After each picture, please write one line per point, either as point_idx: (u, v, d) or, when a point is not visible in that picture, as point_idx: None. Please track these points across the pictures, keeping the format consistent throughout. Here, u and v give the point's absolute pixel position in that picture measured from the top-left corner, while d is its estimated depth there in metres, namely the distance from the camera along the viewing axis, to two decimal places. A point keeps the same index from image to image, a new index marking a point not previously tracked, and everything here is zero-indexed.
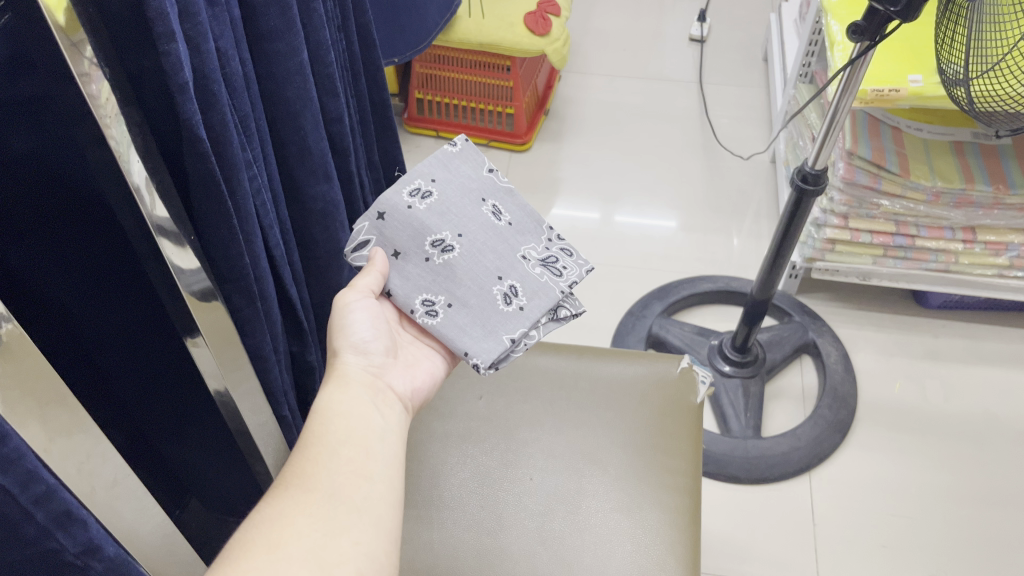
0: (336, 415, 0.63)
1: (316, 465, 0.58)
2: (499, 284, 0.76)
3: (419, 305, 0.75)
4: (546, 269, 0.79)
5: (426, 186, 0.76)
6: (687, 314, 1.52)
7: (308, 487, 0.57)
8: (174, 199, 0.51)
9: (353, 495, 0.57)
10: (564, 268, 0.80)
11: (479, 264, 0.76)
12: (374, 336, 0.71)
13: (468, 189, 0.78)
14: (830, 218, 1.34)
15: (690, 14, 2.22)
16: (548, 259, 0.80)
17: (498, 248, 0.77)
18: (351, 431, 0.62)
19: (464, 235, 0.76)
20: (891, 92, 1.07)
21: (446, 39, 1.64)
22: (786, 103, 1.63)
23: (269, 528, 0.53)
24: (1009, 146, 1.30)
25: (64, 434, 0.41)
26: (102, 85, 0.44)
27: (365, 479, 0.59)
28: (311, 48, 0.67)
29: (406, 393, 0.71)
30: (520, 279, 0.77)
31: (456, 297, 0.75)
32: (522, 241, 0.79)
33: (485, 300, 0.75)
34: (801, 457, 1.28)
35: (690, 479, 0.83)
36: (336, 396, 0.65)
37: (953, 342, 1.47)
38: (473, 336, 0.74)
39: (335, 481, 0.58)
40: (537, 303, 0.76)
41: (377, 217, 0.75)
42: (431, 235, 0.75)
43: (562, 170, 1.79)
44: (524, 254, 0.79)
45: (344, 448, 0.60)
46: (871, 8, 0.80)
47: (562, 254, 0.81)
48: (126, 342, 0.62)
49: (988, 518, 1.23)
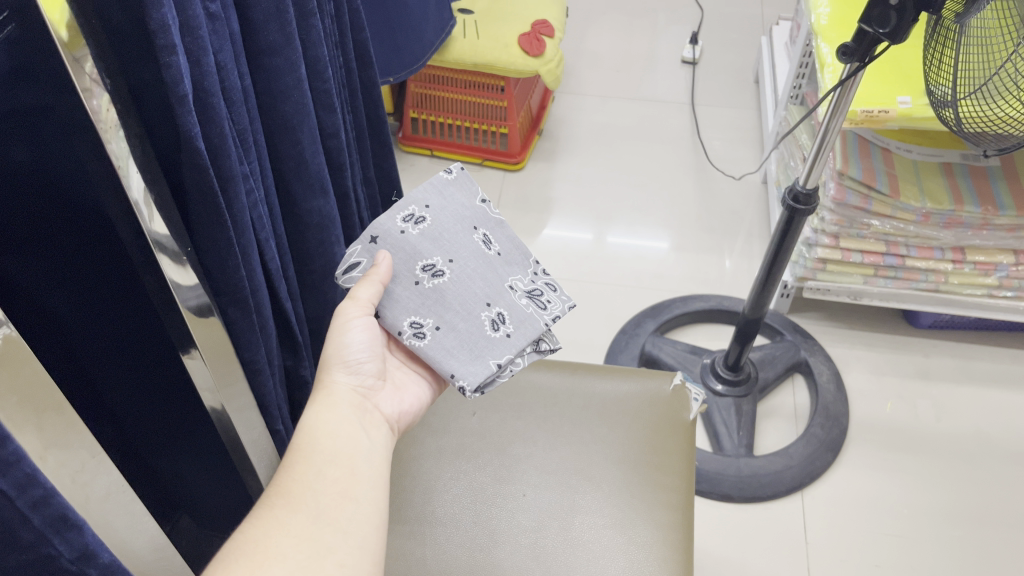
0: (322, 434, 0.63)
1: (302, 485, 0.58)
2: (488, 310, 0.76)
3: (408, 326, 0.74)
4: (532, 301, 0.79)
5: (420, 212, 0.77)
6: (680, 333, 1.53)
7: (292, 508, 0.56)
8: (173, 212, 0.51)
9: (337, 516, 0.57)
10: (549, 302, 0.79)
11: (469, 291, 0.76)
12: (368, 356, 0.71)
13: (461, 216, 0.78)
14: (821, 238, 1.35)
15: (681, 36, 2.25)
16: (533, 291, 0.80)
17: (487, 276, 0.77)
18: (338, 452, 0.62)
19: (455, 261, 0.76)
20: (881, 113, 1.08)
21: (441, 59, 1.65)
22: (777, 125, 1.65)
23: (253, 547, 0.53)
24: (997, 168, 1.32)
25: (59, 444, 0.41)
26: (102, 100, 0.44)
27: (351, 500, 0.59)
28: (309, 63, 0.67)
29: (392, 415, 0.72)
30: (508, 308, 0.77)
31: (445, 320, 0.75)
32: (510, 271, 0.79)
33: (474, 325, 0.75)
34: (794, 476, 1.28)
35: (683, 496, 0.83)
36: (323, 416, 0.65)
37: (944, 361, 1.47)
38: (460, 359, 0.74)
39: (320, 501, 0.58)
40: (523, 331, 0.76)
41: (369, 241, 0.75)
42: (423, 259, 0.75)
43: (555, 190, 1.80)
44: (511, 285, 0.79)
45: (328, 468, 0.60)
46: (860, 29, 0.81)
47: (547, 288, 0.81)
48: (120, 355, 0.62)
49: (980, 537, 1.23)
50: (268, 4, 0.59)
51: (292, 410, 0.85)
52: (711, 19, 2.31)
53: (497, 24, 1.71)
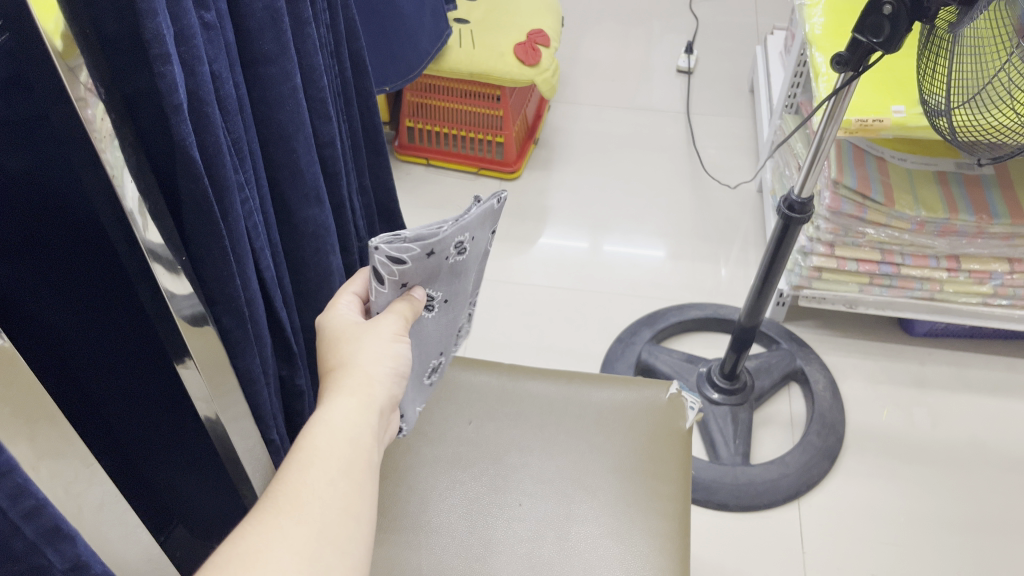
0: (345, 441, 0.58)
1: (313, 495, 0.53)
2: (437, 358, 0.78)
3: None
4: (462, 342, 0.82)
5: (468, 243, 0.68)
6: (676, 341, 1.53)
7: (298, 517, 0.51)
8: (167, 221, 0.51)
9: (338, 536, 0.52)
10: (469, 337, 0.84)
11: (439, 333, 0.75)
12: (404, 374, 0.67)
13: (483, 252, 0.73)
14: (817, 246, 1.36)
15: (677, 45, 2.26)
16: (466, 330, 0.83)
17: (456, 321, 0.77)
18: (358, 464, 0.57)
19: (449, 302, 0.73)
20: (875, 122, 1.08)
21: (437, 68, 1.66)
22: (772, 134, 1.65)
23: (245, 551, 0.48)
24: (992, 177, 1.32)
25: (52, 454, 0.41)
26: (97, 109, 0.44)
27: (354, 519, 0.54)
28: (305, 73, 0.67)
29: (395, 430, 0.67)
30: (449, 355, 0.80)
31: (419, 351, 0.74)
32: (469, 309, 0.79)
33: (424, 368, 0.76)
34: (791, 484, 1.28)
35: (680, 505, 0.83)
36: (351, 420, 0.59)
37: (940, 369, 1.48)
38: (410, 395, 0.75)
39: (326, 515, 0.53)
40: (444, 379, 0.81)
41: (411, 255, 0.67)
42: (434, 292, 0.71)
43: (551, 199, 1.80)
44: (463, 325, 0.80)
45: (342, 480, 0.55)
46: (853, 39, 0.82)
47: (476, 324, 0.84)
48: (114, 365, 0.62)
49: (976, 546, 1.23)
50: (264, 13, 0.59)
51: (288, 419, 0.84)
52: (706, 29, 2.32)
53: (493, 33, 1.71)
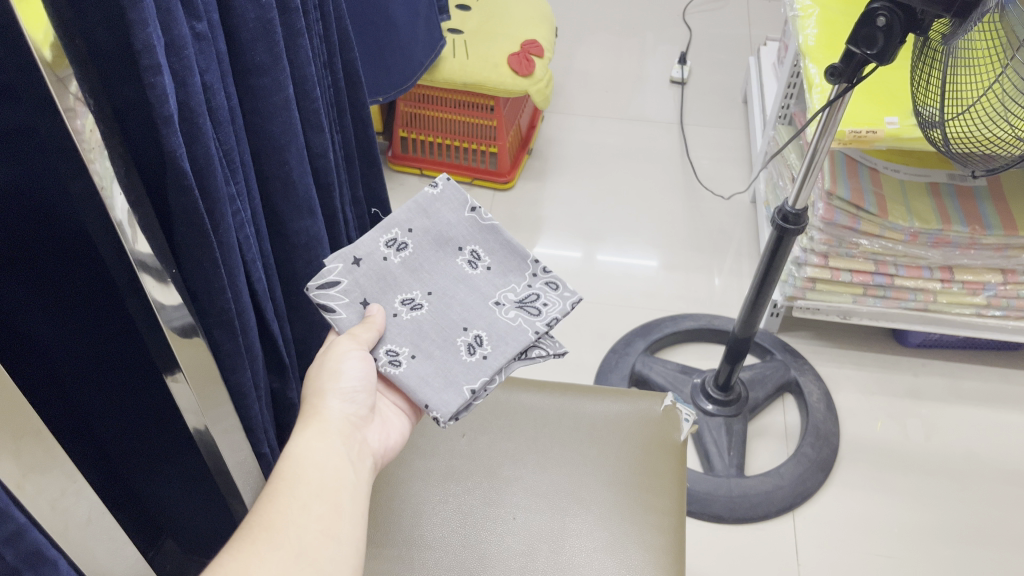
0: (310, 464, 0.62)
1: (286, 518, 0.57)
2: (464, 335, 0.76)
3: (383, 354, 0.74)
4: (521, 311, 0.78)
5: (403, 237, 0.78)
6: (670, 352, 1.52)
7: (274, 543, 0.55)
8: (157, 233, 0.51)
9: (318, 556, 0.56)
10: (545, 305, 0.78)
11: (446, 317, 0.77)
12: (362, 386, 0.70)
13: (444, 242, 0.79)
14: (810, 257, 1.35)
15: (669, 56, 2.26)
16: (525, 299, 0.79)
17: (467, 300, 0.78)
18: (328, 485, 0.61)
19: (434, 292, 0.77)
20: (869, 133, 1.08)
21: (430, 79, 1.65)
22: (765, 145, 1.65)
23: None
24: (985, 188, 1.33)
25: (38, 470, 0.40)
26: (86, 120, 0.43)
27: (332, 539, 0.58)
28: (298, 84, 0.67)
29: (379, 449, 0.70)
30: (486, 328, 0.76)
31: (420, 348, 0.75)
32: (496, 286, 0.79)
33: (449, 351, 0.75)
34: (785, 497, 1.27)
35: (675, 519, 0.82)
36: (313, 444, 0.64)
37: (933, 380, 1.48)
38: (434, 387, 0.73)
39: (302, 538, 0.57)
40: (501, 350, 0.75)
41: (353, 262, 0.75)
42: (401, 292, 0.77)
43: (545, 210, 1.80)
44: (497, 300, 0.78)
45: (315, 503, 0.59)
46: (847, 50, 0.81)
47: (548, 288, 0.79)
48: (103, 378, 0.61)
49: (971, 558, 1.23)
50: (255, 24, 0.59)
51: (279, 433, 0.84)
52: (698, 40, 2.32)
53: (487, 44, 1.71)
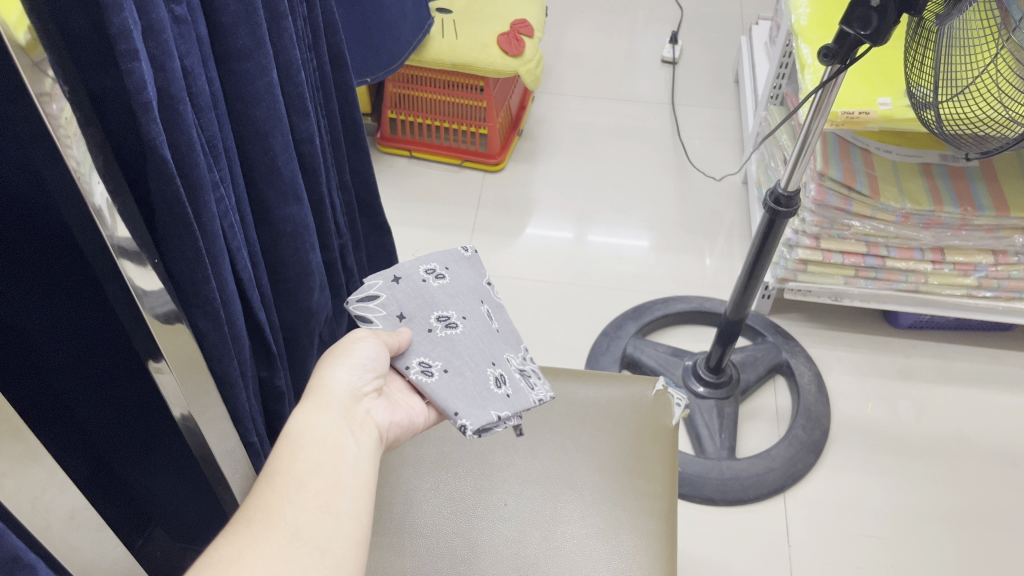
0: (308, 440, 0.61)
1: (282, 499, 0.56)
2: (492, 368, 0.76)
3: (416, 364, 0.73)
4: (523, 377, 0.78)
5: (440, 270, 0.79)
6: (662, 335, 1.52)
7: (268, 524, 0.54)
8: (138, 222, 0.49)
9: (315, 535, 0.55)
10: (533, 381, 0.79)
11: (478, 348, 0.76)
12: (373, 366, 0.69)
13: (474, 286, 0.81)
14: (802, 239, 1.35)
15: (660, 35, 2.24)
16: (524, 370, 0.80)
17: (492, 341, 0.78)
18: (325, 462, 0.60)
19: (468, 318, 0.78)
20: (862, 114, 1.07)
21: (418, 59, 1.63)
22: (758, 125, 1.64)
23: (220, 557, 0.50)
24: (976, 169, 1.32)
25: (16, 469, 0.39)
26: (63, 106, 0.42)
27: (330, 516, 0.56)
28: (282, 67, 0.66)
29: (385, 426, 0.68)
30: (507, 372, 0.77)
31: (452, 365, 0.74)
32: (506, 348, 0.80)
33: (479, 377, 0.74)
34: (776, 479, 1.28)
35: (667, 504, 0.82)
36: (312, 420, 0.62)
37: (925, 362, 1.48)
38: (464, 401, 0.71)
39: (298, 517, 0.55)
40: (522, 397, 0.75)
41: (392, 279, 0.77)
42: (438, 311, 0.76)
43: (536, 191, 1.78)
44: (507, 357, 0.79)
45: (313, 480, 0.58)
46: (841, 31, 0.80)
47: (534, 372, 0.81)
48: (88, 370, 0.60)
49: (961, 537, 1.23)
50: (237, 7, 0.57)
51: (268, 421, 0.83)
52: (690, 18, 2.30)
53: (475, 24, 1.69)
